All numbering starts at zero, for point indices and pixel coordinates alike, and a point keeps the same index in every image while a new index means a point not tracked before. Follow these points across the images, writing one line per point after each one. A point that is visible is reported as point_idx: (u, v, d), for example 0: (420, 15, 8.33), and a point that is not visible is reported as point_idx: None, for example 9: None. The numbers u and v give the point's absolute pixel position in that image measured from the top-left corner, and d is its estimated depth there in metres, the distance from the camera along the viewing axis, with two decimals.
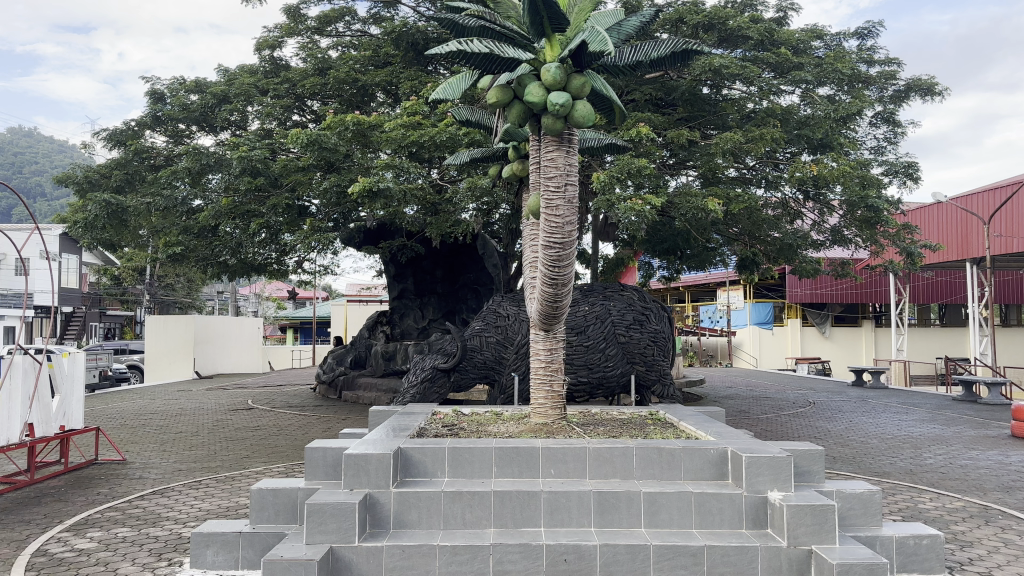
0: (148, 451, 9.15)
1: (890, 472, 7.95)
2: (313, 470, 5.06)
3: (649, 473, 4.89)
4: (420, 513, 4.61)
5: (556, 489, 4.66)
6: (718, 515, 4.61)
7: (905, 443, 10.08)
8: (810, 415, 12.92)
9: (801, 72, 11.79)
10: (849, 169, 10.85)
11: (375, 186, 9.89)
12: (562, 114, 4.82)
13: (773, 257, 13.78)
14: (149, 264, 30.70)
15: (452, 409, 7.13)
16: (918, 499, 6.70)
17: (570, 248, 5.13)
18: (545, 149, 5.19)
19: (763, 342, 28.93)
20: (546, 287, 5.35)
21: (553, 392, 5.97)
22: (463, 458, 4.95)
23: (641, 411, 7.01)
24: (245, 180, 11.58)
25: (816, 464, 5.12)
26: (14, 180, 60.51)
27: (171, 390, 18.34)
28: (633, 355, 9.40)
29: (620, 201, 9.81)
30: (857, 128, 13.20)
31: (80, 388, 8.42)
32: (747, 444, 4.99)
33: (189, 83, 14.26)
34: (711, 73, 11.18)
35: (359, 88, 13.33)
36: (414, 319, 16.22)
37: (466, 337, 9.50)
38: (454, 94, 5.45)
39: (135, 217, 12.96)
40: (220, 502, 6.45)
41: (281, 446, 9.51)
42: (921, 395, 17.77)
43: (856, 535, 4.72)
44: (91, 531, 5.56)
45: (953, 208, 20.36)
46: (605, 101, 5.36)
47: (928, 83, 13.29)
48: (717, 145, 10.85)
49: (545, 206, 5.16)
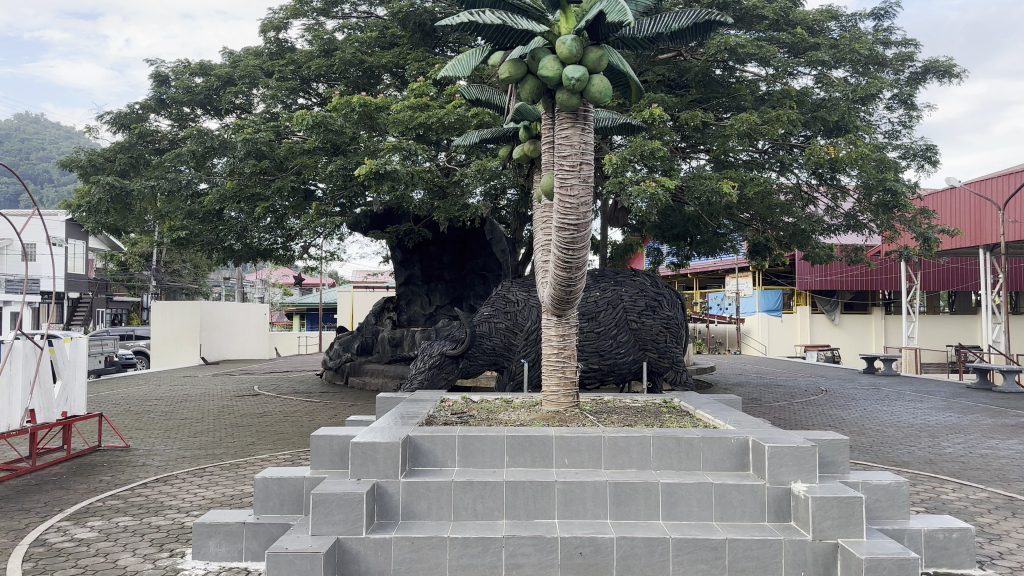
0: (152, 438, 9.03)
1: (910, 462, 7.76)
2: (318, 458, 4.90)
3: (667, 463, 4.72)
4: (430, 504, 4.45)
5: (571, 480, 4.49)
6: (739, 507, 4.44)
7: (923, 431, 9.89)
8: (823, 403, 12.73)
9: (818, 53, 11.53)
10: (867, 151, 10.60)
11: (381, 169, 9.71)
12: (578, 89, 4.63)
13: (785, 243, 13.57)
14: (155, 250, 30.59)
15: (460, 396, 6.97)
16: (940, 489, 6.52)
17: (585, 230, 4.92)
18: (560, 126, 4.99)
19: (772, 331, 28.62)
20: (559, 270, 5.16)
21: (565, 379, 5.79)
22: (474, 447, 4.78)
23: (655, 399, 6.83)
24: (250, 163, 11.38)
25: (840, 454, 4.93)
26: (21, 166, 60.49)
27: (177, 376, 18.23)
28: (645, 341, 9.22)
29: (632, 183, 9.62)
30: (872, 111, 12.89)
31: (82, 373, 8.23)
32: (769, 434, 4.81)
33: (193, 66, 14.07)
34: (725, 52, 10.95)
35: (365, 71, 13.12)
36: (421, 305, 16.05)
37: (475, 323, 9.32)
38: (464, 71, 5.26)
39: (139, 201, 12.78)
40: (223, 490, 6.30)
41: (287, 433, 9.36)
42: (935, 383, 17.55)
43: (884, 528, 4.54)
44: (91, 521, 5.41)
45: (967, 194, 20.03)
46: (622, 76, 5.16)
47: (946, 64, 13.01)
48: (732, 127, 10.62)
49: (559, 186, 4.94)
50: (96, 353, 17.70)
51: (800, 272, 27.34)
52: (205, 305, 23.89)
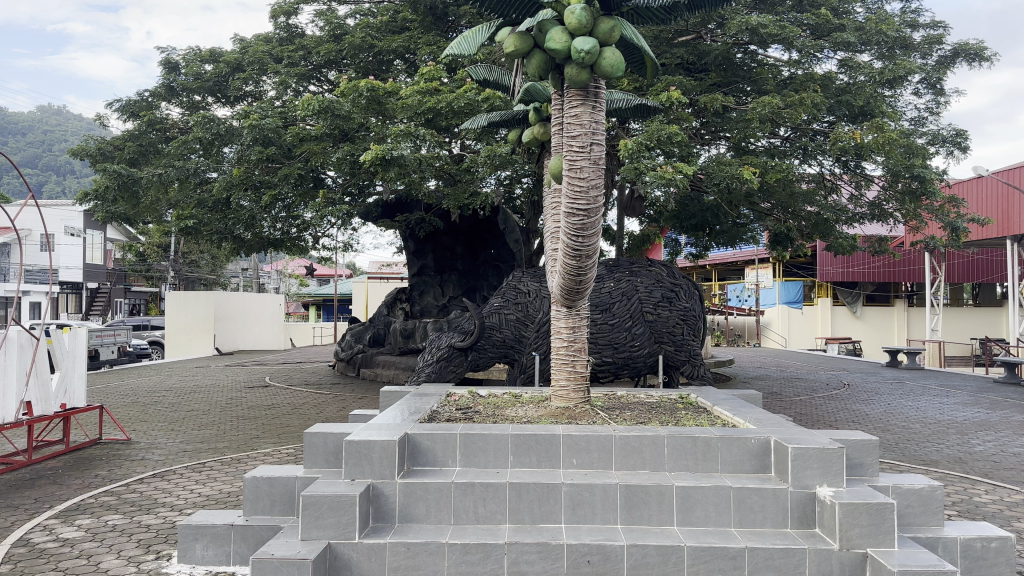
0: (155, 430, 8.83)
1: (938, 461, 7.42)
2: (312, 457, 4.65)
3: (682, 464, 4.43)
4: (429, 507, 4.18)
5: (579, 482, 4.20)
6: (760, 512, 4.13)
7: (951, 428, 9.51)
8: (846, 398, 12.34)
9: (843, 34, 11.10)
10: (893, 135, 10.20)
11: (388, 154, 9.40)
12: (588, 62, 4.32)
13: (807, 233, 13.16)
14: (171, 240, 30.56)
15: (467, 389, 6.70)
16: (972, 491, 6.17)
17: (595, 216, 4.59)
18: (568, 104, 4.70)
19: (792, 321, 28.18)
20: (568, 258, 4.85)
21: (576, 373, 5.50)
22: (476, 446, 4.50)
23: (670, 394, 6.52)
24: (256, 150, 11.11)
25: (869, 456, 4.59)
26: (43, 159, 60.87)
27: (189, 367, 18.08)
28: (660, 334, 8.89)
29: (649, 169, 9.27)
30: (898, 96, 12.41)
31: (82, 364, 8.05)
32: (792, 434, 4.50)
33: (203, 52, 13.83)
34: (747, 33, 10.57)
35: (375, 56, 12.85)
36: (433, 296, 15.80)
37: (484, 314, 9.04)
38: (469, 50, 4.90)
39: (147, 189, 12.59)
40: (219, 487, 6.06)
41: (293, 427, 9.14)
42: (960, 377, 17.09)
43: (916, 536, 4.21)
44: (79, 519, 5.20)
45: (996, 182, 19.44)
46: (635, 51, 4.84)
47: (976, 47, 12.52)
48: (753, 111, 10.24)
49: (567, 168, 4.63)
50: (109, 343, 17.59)
51: (822, 263, 27.02)
52: (219, 295, 23.65)
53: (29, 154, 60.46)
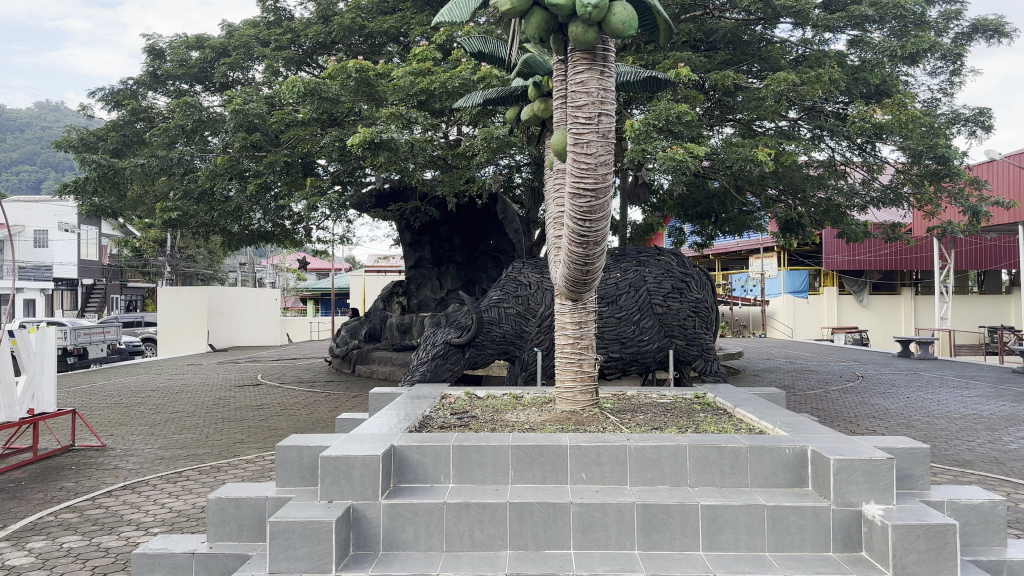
0: (134, 435, 8.30)
1: (974, 461, 6.89)
2: (285, 474, 4.12)
3: (706, 479, 3.89)
4: (418, 531, 3.65)
5: (589, 501, 3.66)
6: (797, 534, 3.60)
7: (979, 424, 8.95)
8: (862, 391, 11.80)
9: (859, 8, 10.51)
10: (916, 112, 9.60)
11: (376, 137, 8.79)
12: (596, 19, 3.81)
13: (819, 219, 12.61)
14: (167, 236, 30.06)
15: (464, 391, 6.18)
16: (1018, 497, 5.63)
17: (604, 197, 4.03)
18: (573, 69, 4.18)
19: (798, 314, 27.45)
20: (573, 246, 4.26)
21: (582, 374, 4.95)
22: (471, 460, 3.96)
23: (687, 394, 5.98)
24: (239, 136, 10.55)
25: (919, 467, 4.05)
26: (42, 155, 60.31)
27: (180, 364, 17.49)
28: (670, 327, 8.36)
29: (659, 149, 8.68)
30: (914, 75, 11.80)
31: (52, 367, 7.47)
32: (831, 441, 3.96)
33: (190, 37, 13.20)
34: (760, 6, 10.06)
35: (367, 38, 12.30)
36: (431, 289, 15.32)
37: (482, 308, 8.49)
38: (461, 17, 4.33)
39: (128, 179, 12.01)
40: (193, 501, 5.52)
41: (281, 430, 8.60)
42: (975, 366, 16.56)
43: (978, 559, 3.67)
44: (32, 542, 4.67)
45: (1009, 165, 18.89)
46: (644, 11, 4.30)
47: (995, 23, 11.93)
48: (768, 88, 9.65)
49: (572, 143, 4.08)
50: (98, 341, 17.06)
51: (827, 252, 26.77)
52: (214, 291, 23.17)
53: (28, 151, 59.83)
